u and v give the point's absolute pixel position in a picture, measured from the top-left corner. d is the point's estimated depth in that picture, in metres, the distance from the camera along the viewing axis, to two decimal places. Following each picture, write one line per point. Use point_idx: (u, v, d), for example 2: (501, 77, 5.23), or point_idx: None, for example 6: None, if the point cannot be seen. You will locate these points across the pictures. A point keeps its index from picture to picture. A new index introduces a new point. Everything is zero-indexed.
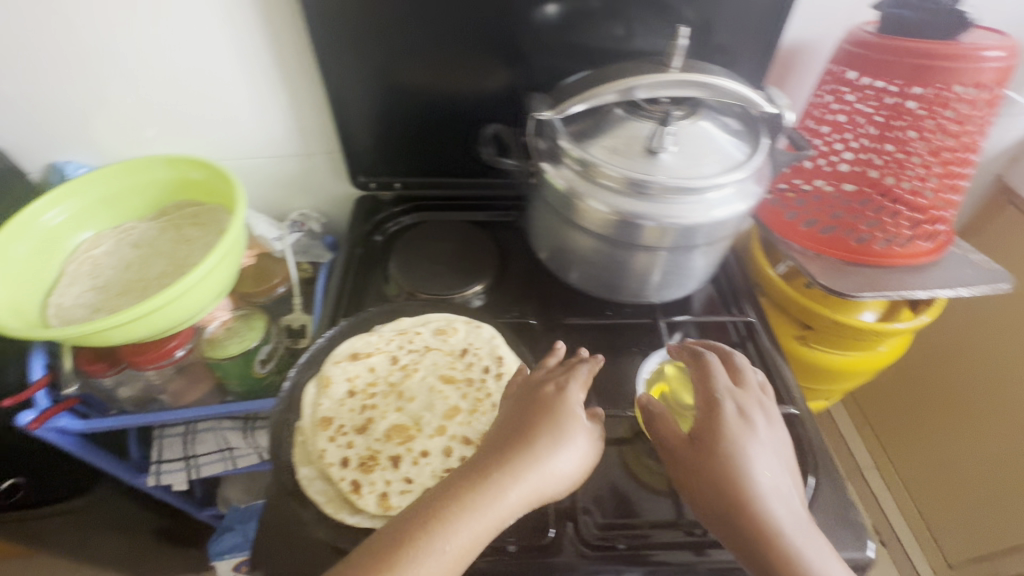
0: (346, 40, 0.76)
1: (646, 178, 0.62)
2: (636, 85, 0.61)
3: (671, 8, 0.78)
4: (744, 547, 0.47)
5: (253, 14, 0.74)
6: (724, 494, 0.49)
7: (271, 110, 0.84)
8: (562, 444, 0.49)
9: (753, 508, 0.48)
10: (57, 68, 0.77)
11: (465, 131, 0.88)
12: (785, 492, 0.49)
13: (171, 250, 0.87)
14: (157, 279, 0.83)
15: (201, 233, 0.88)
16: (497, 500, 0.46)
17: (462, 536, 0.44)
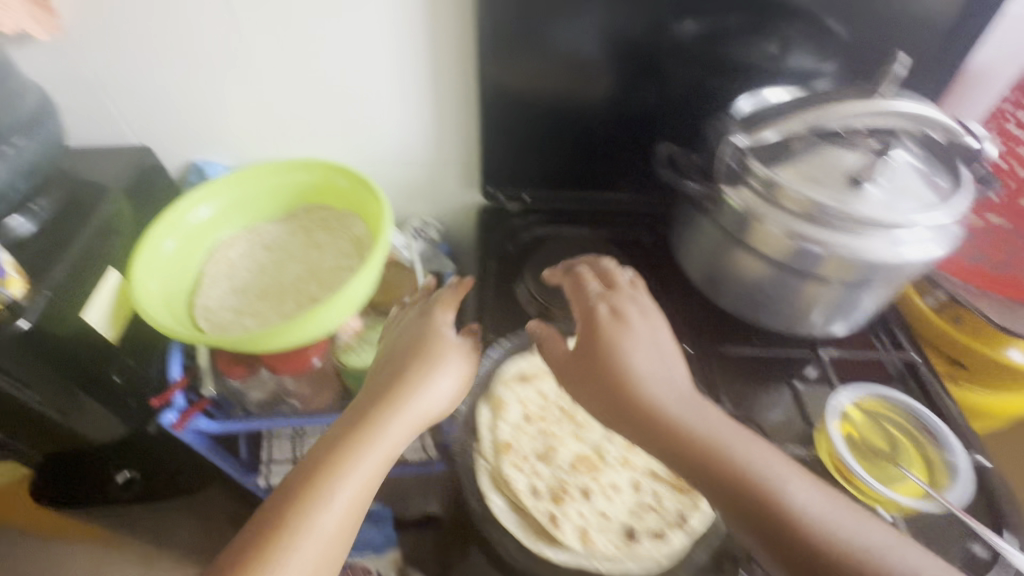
0: (510, 50, 0.74)
1: (845, 206, 0.58)
2: (837, 112, 0.59)
3: (844, 29, 0.75)
4: (657, 445, 0.48)
5: (420, 20, 0.72)
6: (611, 395, 0.49)
7: (415, 117, 0.83)
8: (430, 372, 0.56)
9: (650, 413, 0.48)
10: (216, 69, 0.75)
11: (605, 146, 0.86)
12: (667, 383, 0.49)
13: (304, 255, 0.86)
14: (293, 284, 0.83)
15: (333, 239, 0.87)
16: (384, 431, 0.53)
17: (360, 471, 0.51)
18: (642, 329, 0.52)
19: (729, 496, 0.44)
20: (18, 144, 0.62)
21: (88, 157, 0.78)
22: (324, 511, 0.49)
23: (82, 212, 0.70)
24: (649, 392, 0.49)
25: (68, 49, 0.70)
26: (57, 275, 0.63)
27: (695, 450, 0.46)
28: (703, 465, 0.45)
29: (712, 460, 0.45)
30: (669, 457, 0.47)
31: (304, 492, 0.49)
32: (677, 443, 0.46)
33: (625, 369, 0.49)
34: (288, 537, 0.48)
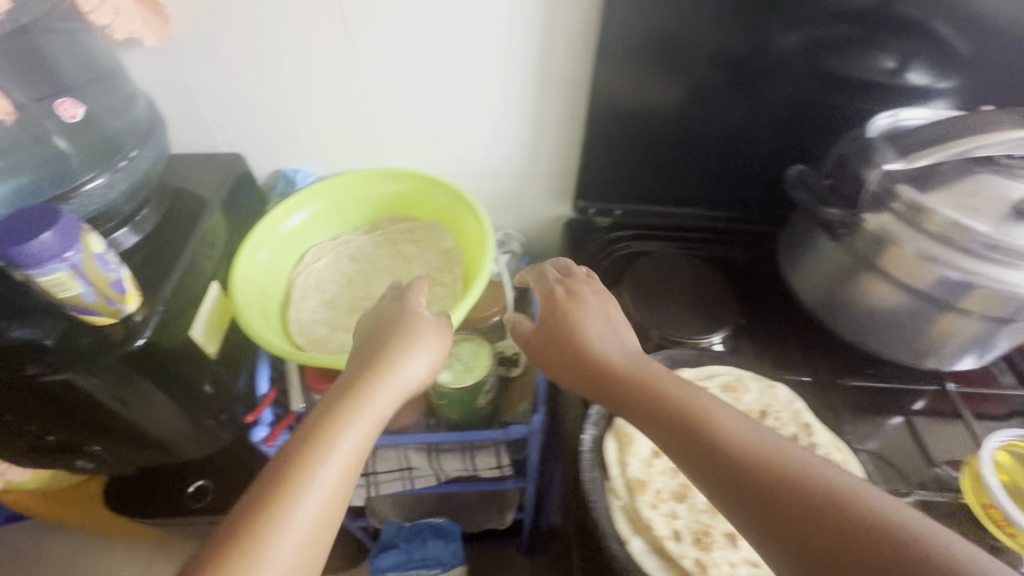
0: (622, 61, 0.71)
1: (1007, 239, 0.54)
2: (1004, 139, 0.55)
3: (981, 45, 0.71)
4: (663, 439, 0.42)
5: (534, 31, 0.68)
6: (602, 381, 0.48)
7: (512, 130, 0.79)
8: (409, 350, 0.52)
9: (616, 380, 0.47)
10: (319, 79, 0.72)
11: (705, 161, 0.83)
12: (631, 352, 0.50)
13: (392, 268, 0.84)
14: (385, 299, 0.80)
15: (421, 252, 0.85)
16: (365, 400, 0.47)
17: (340, 447, 0.43)
18: (591, 298, 0.54)
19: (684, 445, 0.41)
20: (133, 156, 0.58)
21: (184, 164, 0.76)
22: (303, 499, 0.40)
23: (185, 225, 0.68)
24: (612, 359, 0.49)
25: (172, 57, 0.68)
26: (167, 293, 0.61)
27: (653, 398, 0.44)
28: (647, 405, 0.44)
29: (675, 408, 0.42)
30: (660, 424, 0.43)
31: (276, 479, 0.41)
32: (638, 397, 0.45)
33: (576, 333, 0.52)
34: (246, 535, 0.38)
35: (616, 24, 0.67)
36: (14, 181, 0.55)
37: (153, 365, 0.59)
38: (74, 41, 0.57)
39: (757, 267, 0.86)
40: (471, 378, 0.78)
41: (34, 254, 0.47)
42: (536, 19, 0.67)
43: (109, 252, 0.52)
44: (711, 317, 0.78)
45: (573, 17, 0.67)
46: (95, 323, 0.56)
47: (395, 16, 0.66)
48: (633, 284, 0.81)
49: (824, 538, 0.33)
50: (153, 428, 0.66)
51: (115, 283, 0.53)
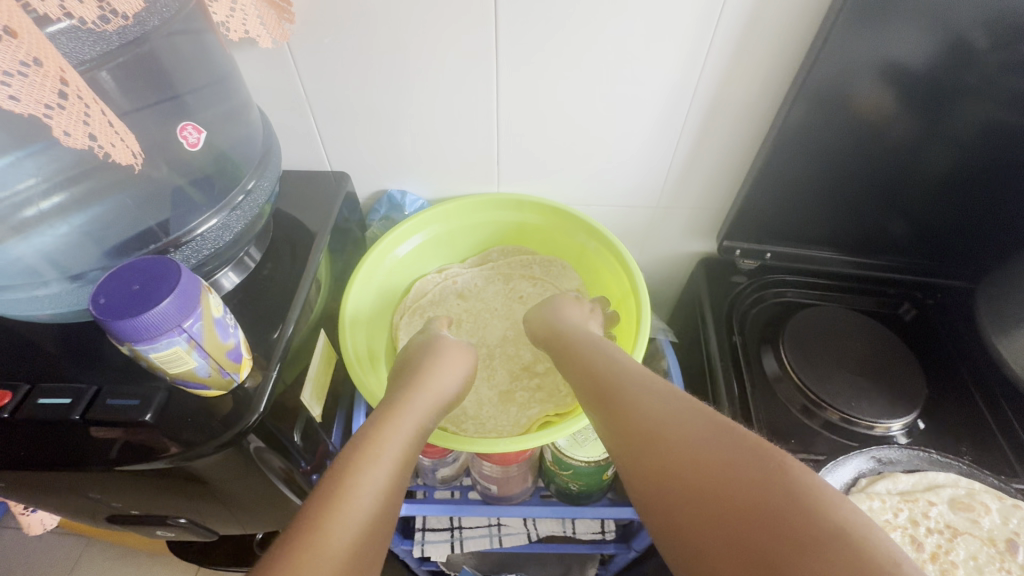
0: (807, 90, 0.57)
1: None
2: None
3: None
4: (604, 409, 0.44)
5: (721, 45, 0.56)
6: (563, 359, 0.54)
7: (660, 158, 0.68)
8: (441, 365, 0.56)
9: (574, 356, 0.53)
10: (449, 91, 0.61)
11: (874, 203, 0.69)
12: (595, 342, 0.54)
13: (506, 311, 0.74)
14: (504, 352, 0.71)
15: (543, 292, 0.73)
16: (414, 399, 0.50)
17: (394, 438, 0.44)
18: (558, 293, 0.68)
19: (598, 397, 0.46)
20: (251, 189, 0.49)
21: (285, 183, 0.66)
22: (365, 480, 0.39)
23: (294, 261, 0.58)
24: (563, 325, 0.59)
25: (287, 61, 0.58)
26: (280, 349, 0.51)
27: (586, 353, 0.52)
28: (580, 361, 0.52)
29: (602, 361, 0.50)
30: (599, 399, 0.45)
31: (352, 452, 0.41)
32: (571, 356, 0.54)
33: (541, 314, 0.64)
34: (321, 510, 0.36)
35: (829, 47, 0.53)
36: (124, 218, 0.47)
37: (266, 442, 0.49)
38: (192, 43, 0.46)
39: (931, 327, 0.74)
40: (602, 449, 0.67)
41: (149, 326, 0.36)
42: (732, 28, 0.54)
43: (228, 314, 0.42)
44: (901, 394, 0.64)
45: (780, 26, 0.54)
46: (203, 395, 0.46)
47: (559, 19, 0.54)
48: (795, 342, 0.68)
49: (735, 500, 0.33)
50: (254, 507, 0.55)
51: (231, 350, 0.43)
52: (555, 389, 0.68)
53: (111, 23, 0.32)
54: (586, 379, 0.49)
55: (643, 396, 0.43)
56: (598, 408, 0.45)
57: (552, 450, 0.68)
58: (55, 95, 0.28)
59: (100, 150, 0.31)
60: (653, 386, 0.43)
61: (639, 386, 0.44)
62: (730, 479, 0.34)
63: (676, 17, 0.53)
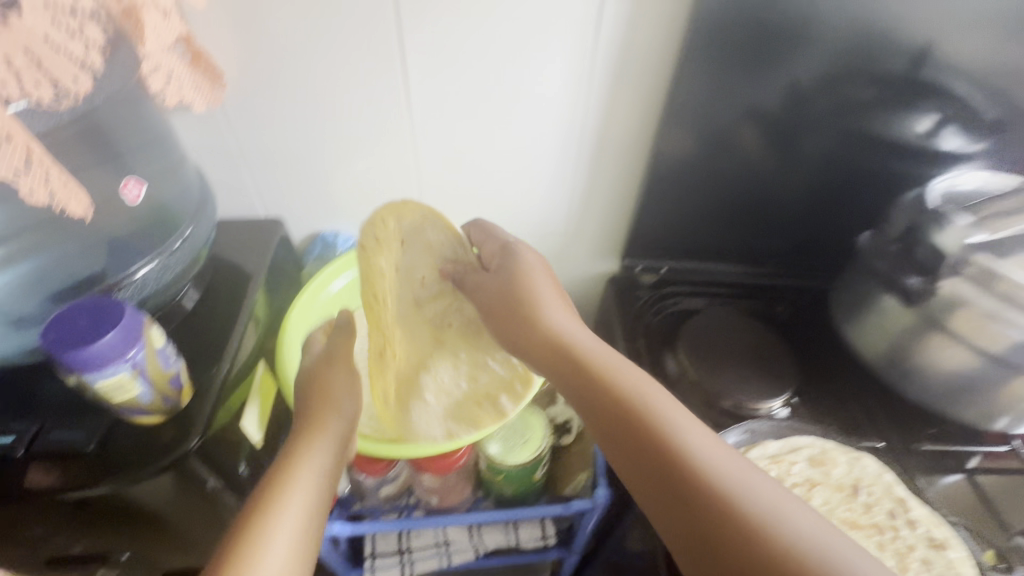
0: (671, 124, 0.69)
1: None
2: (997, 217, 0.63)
3: (1007, 124, 0.74)
4: (597, 411, 0.44)
5: (600, 97, 0.67)
6: (537, 345, 0.52)
7: (562, 191, 0.78)
8: (339, 396, 0.53)
9: (556, 343, 0.50)
10: (369, 139, 0.69)
11: (741, 216, 0.82)
12: (573, 330, 0.51)
13: (425, 268, 0.63)
14: (432, 335, 0.64)
15: (519, 252, 0.59)
16: (313, 444, 0.48)
17: (296, 497, 0.42)
18: (539, 280, 0.56)
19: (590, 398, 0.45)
20: (189, 235, 0.55)
21: (221, 231, 0.72)
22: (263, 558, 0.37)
23: (230, 300, 0.63)
24: (576, 351, 0.49)
25: (220, 119, 0.64)
26: (218, 379, 0.55)
27: (613, 408, 0.43)
28: (608, 419, 0.44)
29: (632, 433, 0.41)
30: (586, 403, 0.45)
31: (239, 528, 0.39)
32: (601, 409, 0.44)
33: (544, 333, 0.51)
34: None
35: (687, 83, 0.65)
36: (66, 267, 0.51)
37: (207, 466, 0.53)
38: (130, 110, 0.52)
39: (803, 324, 0.86)
40: (530, 452, 0.73)
41: (96, 356, 0.41)
42: (602, 86, 0.66)
43: (170, 344, 0.47)
44: (776, 379, 0.75)
45: (642, 80, 0.66)
46: (144, 423, 0.50)
47: (461, 80, 0.64)
48: (691, 342, 0.79)
49: (717, 523, 0.35)
50: (192, 531, 0.57)
51: (173, 377, 0.48)
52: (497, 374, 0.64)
53: (65, 102, 0.39)
54: (619, 451, 0.42)
55: (696, 514, 0.36)
56: (593, 411, 0.45)
57: (485, 458, 0.74)
58: (22, 162, 0.34)
59: (58, 205, 0.37)
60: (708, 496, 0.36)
61: (688, 497, 0.36)
62: (708, 504, 0.35)
63: (557, 76, 0.65)
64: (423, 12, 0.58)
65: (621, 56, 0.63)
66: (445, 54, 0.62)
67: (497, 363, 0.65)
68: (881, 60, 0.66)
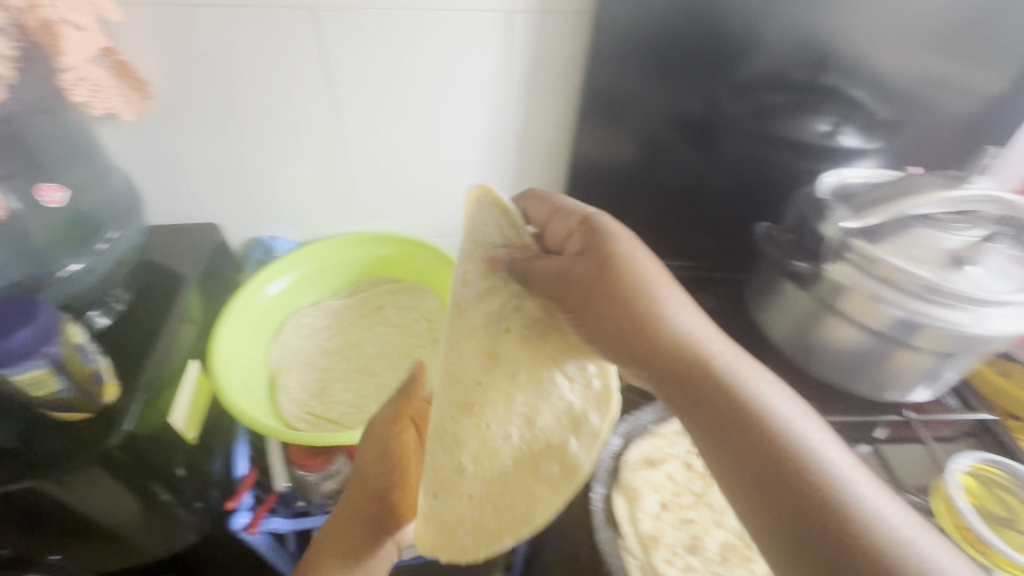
0: (583, 126, 0.74)
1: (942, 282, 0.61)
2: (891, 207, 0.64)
3: (885, 119, 0.82)
4: (720, 433, 0.37)
5: (516, 102, 0.72)
6: (646, 344, 0.42)
7: (491, 192, 0.82)
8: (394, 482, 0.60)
9: (673, 345, 0.41)
10: (299, 145, 0.72)
11: (660, 211, 0.88)
12: (689, 330, 0.42)
13: (467, 262, 0.50)
14: (483, 350, 0.50)
15: (603, 227, 0.47)
16: (348, 540, 0.58)
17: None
18: (640, 256, 0.45)
19: (714, 415, 0.37)
20: (115, 239, 0.57)
21: (156, 237, 0.74)
22: None
23: (161, 301, 0.65)
24: (705, 360, 0.40)
25: (148, 128, 0.67)
26: (145, 379, 0.57)
27: (744, 423, 0.36)
28: (735, 430, 0.36)
29: (770, 458, 0.34)
30: (707, 421, 0.38)
31: None
32: (733, 435, 0.36)
33: (665, 335, 0.42)
34: None
35: (595, 90, 0.70)
36: None
37: (135, 463, 0.54)
38: (50, 121, 0.55)
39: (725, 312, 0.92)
40: None
41: (13, 352, 0.44)
42: (518, 95, 0.71)
43: (92, 344, 0.50)
44: None
45: (553, 87, 0.71)
46: (68, 419, 0.52)
47: (386, 89, 0.67)
48: None
49: None
50: (135, 540, 0.60)
51: (95, 373, 0.50)
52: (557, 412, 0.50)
53: None
54: (740, 463, 0.35)
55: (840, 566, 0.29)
56: (718, 431, 0.37)
57: None
58: None
59: None
60: (859, 540, 0.30)
61: (823, 534, 0.31)
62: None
63: (475, 86, 0.69)
64: (340, 25, 0.61)
65: (533, 66, 0.68)
66: (369, 65, 0.64)
67: (560, 394, 0.51)
68: (767, 65, 0.73)
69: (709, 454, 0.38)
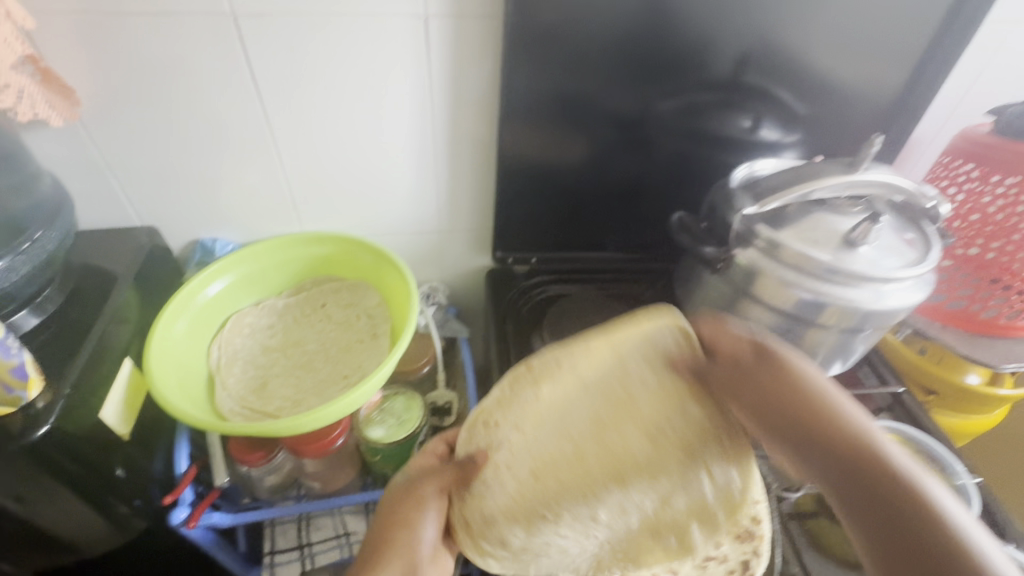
0: (506, 124, 0.78)
1: (833, 262, 0.66)
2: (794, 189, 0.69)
3: (796, 111, 0.87)
4: (865, 514, 0.42)
5: (440, 103, 0.75)
6: (810, 431, 0.47)
7: (426, 191, 0.86)
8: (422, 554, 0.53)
9: (832, 424, 0.47)
10: (232, 148, 0.75)
11: (592, 205, 0.92)
12: (847, 418, 0.47)
13: (644, 362, 0.54)
14: (645, 432, 0.53)
15: (790, 360, 0.51)
16: None
17: None
18: (807, 366, 0.51)
19: (845, 495, 0.43)
20: (37, 237, 0.59)
21: (96, 243, 0.76)
22: None
23: (95, 303, 0.67)
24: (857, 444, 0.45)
25: (82, 136, 0.69)
26: (73, 376, 0.59)
27: (877, 487, 0.42)
28: (863, 488, 0.43)
29: (909, 522, 0.40)
30: (851, 500, 0.43)
31: None
32: (874, 514, 0.42)
33: (839, 430, 0.46)
34: None
35: (512, 87, 0.74)
36: None
37: (64, 456, 0.56)
38: None
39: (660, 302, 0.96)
40: (404, 432, 0.79)
41: None
42: (442, 96, 0.75)
43: (10, 338, 0.53)
44: None
45: (472, 88, 0.75)
46: None
47: (312, 90, 0.71)
48: (553, 321, 0.87)
49: None
50: (89, 543, 0.65)
51: (16, 368, 0.52)
52: (697, 499, 0.54)
53: None
54: (862, 522, 0.42)
55: None
56: (857, 512, 0.42)
57: (366, 441, 0.79)
58: None
59: None
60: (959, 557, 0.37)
61: (924, 547, 0.38)
62: None
63: (397, 85, 0.72)
64: (258, 32, 0.64)
65: (453, 69, 0.72)
66: (292, 67, 0.68)
67: (705, 487, 0.54)
68: (673, 64, 0.77)
69: (812, 485, 0.48)
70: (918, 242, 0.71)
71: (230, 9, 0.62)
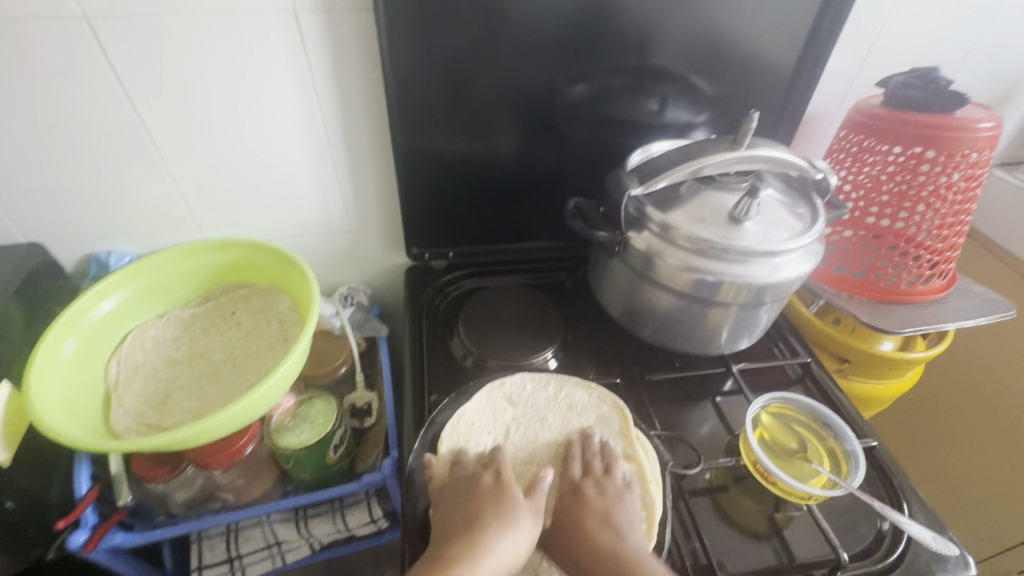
0: (397, 118, 0.77)
1: (720, 240, 0.67)
2: (682, 168, 0.69)
3: (698, 91, 0.87)
4: None
5: (326, 100, 0.74)
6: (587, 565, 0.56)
7: (331, 190, 0.84)
8: (507, 527, 0.56)
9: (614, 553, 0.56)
10: (113, 155, 0.72)
11: (504, 195, 0.92)
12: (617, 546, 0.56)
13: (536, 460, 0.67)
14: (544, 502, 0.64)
15: (585, 495, 0.62)
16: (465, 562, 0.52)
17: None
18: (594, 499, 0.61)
19: None
20: None
21: None
22: None
23: None
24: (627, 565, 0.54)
25: None
26: None
27: None
28: None
29: None
30: None
31: None
32: None
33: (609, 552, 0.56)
34: None
35: (396, 80, 0.73)
36: None
37: None
38: None
39: (581, 289, 0.96)
40: (318, 436, 0.78)
41: None
42: (327, 92, 0.73)
43: None
44: (541, 337, 0.84)
45: (356, 82, 0.74)
46: None
47: (189, 91, 0.69)
48: (469, 315, 0.86)
49: None
50: None
51: None
52: None
53: None
54: None
55: None
56: None
57: (275, 446, 0.77)
58: None
59: None
60: None
61: None
62: None
63: (278, 82, 0.71)
64: (117, 34, 0.62)
65: (334, 64, 0.71)
66: (161, 70, 0.66)
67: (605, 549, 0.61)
68: (563, 49, 0.77)
69: None
70: (806, 215, 0.72)
71: (80, 11, 0.60)
